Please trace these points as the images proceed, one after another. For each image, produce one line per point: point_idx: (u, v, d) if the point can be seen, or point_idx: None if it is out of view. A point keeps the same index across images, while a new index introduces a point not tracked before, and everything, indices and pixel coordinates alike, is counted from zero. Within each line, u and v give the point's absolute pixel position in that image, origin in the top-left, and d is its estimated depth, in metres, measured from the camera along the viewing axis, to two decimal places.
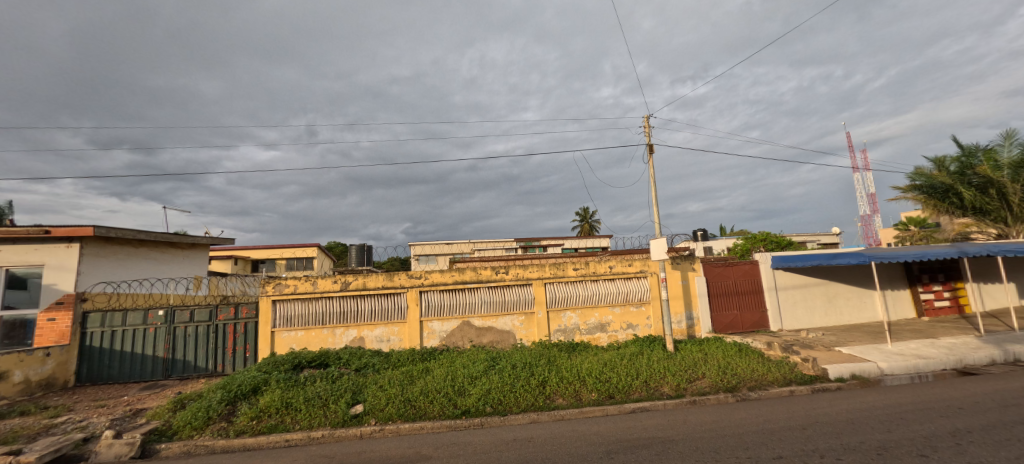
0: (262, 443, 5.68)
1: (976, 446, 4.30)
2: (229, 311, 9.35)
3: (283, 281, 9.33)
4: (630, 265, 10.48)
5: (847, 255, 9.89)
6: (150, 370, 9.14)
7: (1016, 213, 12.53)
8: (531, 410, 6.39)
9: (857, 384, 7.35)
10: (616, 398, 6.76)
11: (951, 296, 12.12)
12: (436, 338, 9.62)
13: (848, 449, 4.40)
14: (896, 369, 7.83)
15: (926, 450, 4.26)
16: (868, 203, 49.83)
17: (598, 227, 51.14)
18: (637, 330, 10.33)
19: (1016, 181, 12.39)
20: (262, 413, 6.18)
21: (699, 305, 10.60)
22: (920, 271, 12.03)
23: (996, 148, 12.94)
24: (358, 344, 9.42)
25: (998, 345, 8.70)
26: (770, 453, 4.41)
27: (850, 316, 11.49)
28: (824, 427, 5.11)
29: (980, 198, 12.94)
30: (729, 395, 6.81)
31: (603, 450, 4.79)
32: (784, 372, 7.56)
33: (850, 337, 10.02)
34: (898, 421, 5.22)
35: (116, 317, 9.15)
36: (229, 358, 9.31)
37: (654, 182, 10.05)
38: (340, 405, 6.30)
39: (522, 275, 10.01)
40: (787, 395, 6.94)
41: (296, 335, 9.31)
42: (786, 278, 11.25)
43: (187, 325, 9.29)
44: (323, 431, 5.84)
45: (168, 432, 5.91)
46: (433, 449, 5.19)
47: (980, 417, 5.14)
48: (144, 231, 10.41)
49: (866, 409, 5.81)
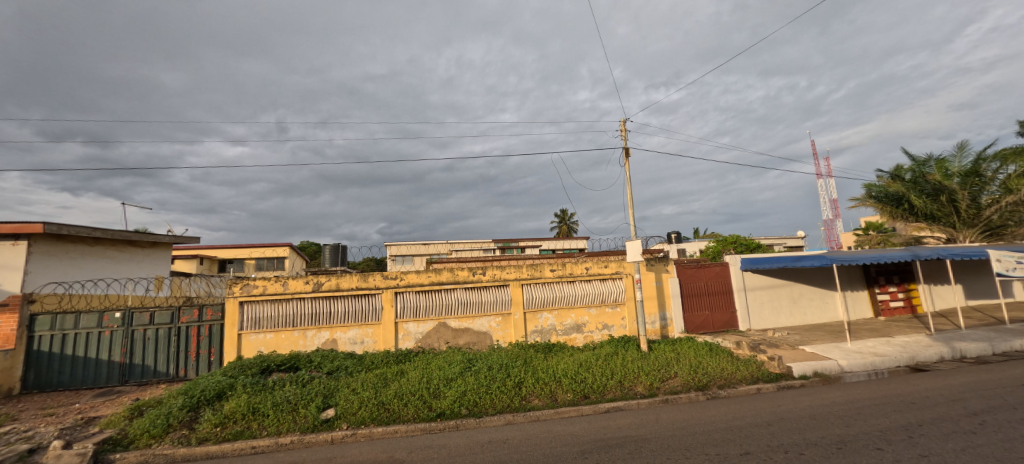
0: (226, 451, 5.46)
1: (926, 438, 4.56)
2: (193, 313, 8.96)
3: (250, 281, 9.02)
4: (606, 266, 10.64)
5: (811, 257, 10.25)
6: (105, 375, 8.64)
7: (964, 218, 13.45)
8: (507, 411, 6.40)
9: (819, 381, 7.69)
10: (591, 398, 6.84)
11: (905, 297, 12.84)
12: (412, 340, 9.50)
13: (809, 444, 4.58)
14: (855, 367, 8.24)
15: (881, 443, 4.48)
16: (831, 208, 52.46)
17: (575, 228, 51.77)
18: (613, 331, 10.50)
19: (964, 189, 13.21)
20: (227, 419, 5.94)
21: (672, 305, 10.87)
22: (877, 272, 12.70)
23: (947, 158, 13.56)
24: (330, 346, 9.21)
25: (946, 343, 9.26)
26: (738, 449, 4.55)
27: (813, 315, 12.00)
28: (788, 423, 5.30)
29: (932, 204, 13.72)
30: (700, 393, 7.01)
31: (577, 450, 4.82)
32: (752, 371, 7.84)
33: (813, 336, 10.45)
34: (856, 416, 5.49)
35: (68, 319, 8.59)
36: (192, 362, 8.90)
37: (630, 184, 10.27)
38: (310, 410, 6.13)
39: (499, 276, 10.01)
40: (754, 393, 7.19)
41: (265, 338, 9.03)
42: (754, 280, 11.64)
43: (147, 328, 8.84)
44: (292, 437, 5.66)
45: (124, 441, 5.61)
46: (406, 453, 5.11)
47: (930, 411, 5.46)
48: (101, 228, 9.88)
49: (826, 405, 6.09)
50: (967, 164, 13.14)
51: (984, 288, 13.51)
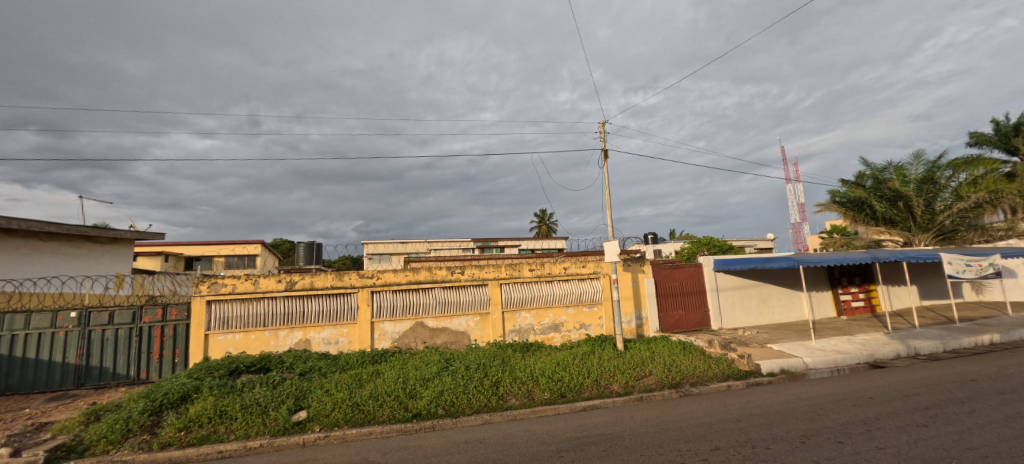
0: (191, 456, 5.25)
1: (882, 431, 4.81)
2: (156, 312, 8.58)
3: (219, 280, 8.70)
4: (584, 266, 10.76)
5: (779, 259, 10.63)
6: (59, 379, 8.15)
7: (919, 224, 14.22)
8: (484, 411, 6.39)
9: (786, 377, 8.00)
10: (568, 397, 6.90)
11: (865, 297, 13.49)
12: (388, 340, 9.36)
13: (776, 439, 4.76)
14: (819, 364, 8.61)
15: (842, 437, 4.70)
16: (799, 212, 54.54)
17: (554, 228, 52.09)
18: (590, 330, 10.62)
19: (920, 195, 13.99)
20: (192, 423, 5.71)
21: (648, 305, 11.09)
22: (839, 274, 13.28)
23: (905, 166, 14.40)
24: (303, 346, 8.98)
25: (902, 341, 9.78)
26: (708, 444, 4.69)
27: (780, 315, 12.46)
28: (756, 419, 5.49)
29: (891, 210, 14.47)
30: (674, 391, 7.18)
31: (553, 449, 4.86)
32: (723, 368, 8.08)
33: (781, 335, 10.86)
34: (820, 411, 5.74)
35: (18, 318, 8.07)
36: (155, 364, 8.51)
37: (608, 185, 10.41)
38: (281, 412, 5.96)
39: (478, 275, 9.98)
40: (725, 389, 7.42)
41: (234, 339, 8.72)
42: (726, 280, 11.99)
43: (106, 328, 8.40)
44: (261, 441, 5.49)
45: (79, 448, 5.32)
46: (381, 455, 5.03)
47: (887, 406, 5.76)
48: (55, 223, 9.31)
49: (792, 401, 6.34)
50: (922, 172, 13.93)
51: (936, 289, 14.33)
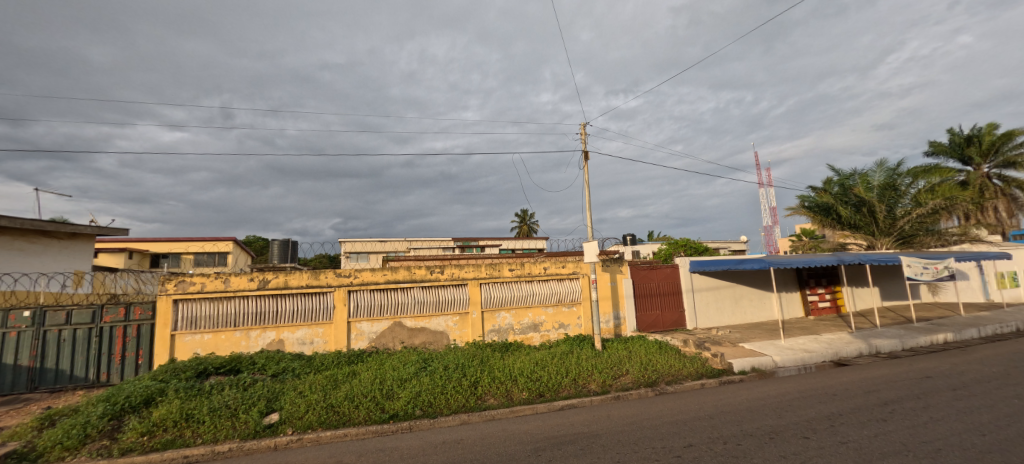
0: (154, 462, 5.04)
1: (845, 426, 5.02)
2: (118, 311, 8.19)
3: (187, 278, 8.38)
4: (564, 266, 10.83)
5: (752, 260, 10.96)
6: (9, 382, 7.67)
7: (881, 228, 14.89)
8: (462, 411, 6.36)
9: (756, 375, 8.27)
10: (546, 396, 6.94)
11: (830, 298, 14.05)
12: (365, 340, 9.20)
13: (746, 435, 4.91)
14: (788, 362, 8.92)
15: (808, 432, 4.89)
16: (769, 215, 56.41)
17: (534, 228, 52.27)
18: (568, 330, 10.71)
19: (882, 201, 14.65)
20: (156, 427, 5.48)
21: (626, 305, 11.26)
22: (807, 275, 13.79)
23: (868, 172, 15.05)
24: (276, 347, 8.74)
25: (864, 340, 10.24)
26: (682, 441, 4.80)
27: (751, 315, 12.85)
28: (728, 416, 5.65)
29: (855, 215, 15.11)
30: (650, 389, 7.32)
31: (531, 448, 4.88)
32: (697, 367, 8.27)
33: (752, 334, 11.21)
34: (788, 407, 5.95)
35: None
36: (116, 366, 8.13)
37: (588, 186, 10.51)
38: (252, 415, 5.78)
39: (458, 275, 9.91)
40: (699, 387, 7.61)
41: (202, 339, 8.42)
42: (701, 281, 12.28)
43: (62, 329, 7.96)
44: (230, 444, 5.30)
45: (31, 455, 5.03)
46: (355, 457, 4.94)
47: (850, 402, 6.01)
48: (7, 217, 8.77)
49: (762, 398, 6.55)
50: (884, 179, 14.58)
51: (896, 290, 15.05)
